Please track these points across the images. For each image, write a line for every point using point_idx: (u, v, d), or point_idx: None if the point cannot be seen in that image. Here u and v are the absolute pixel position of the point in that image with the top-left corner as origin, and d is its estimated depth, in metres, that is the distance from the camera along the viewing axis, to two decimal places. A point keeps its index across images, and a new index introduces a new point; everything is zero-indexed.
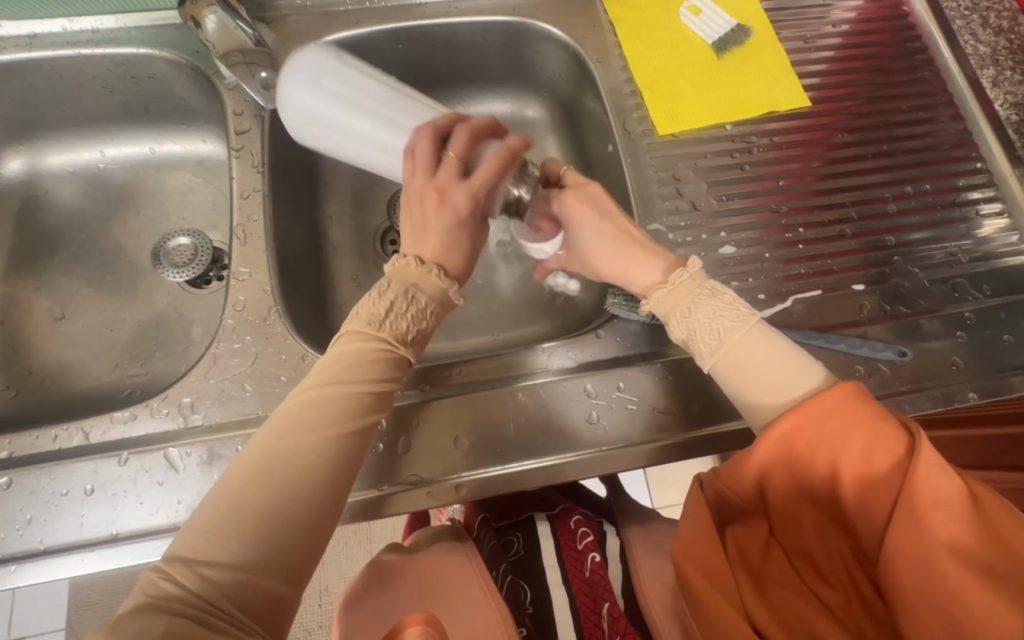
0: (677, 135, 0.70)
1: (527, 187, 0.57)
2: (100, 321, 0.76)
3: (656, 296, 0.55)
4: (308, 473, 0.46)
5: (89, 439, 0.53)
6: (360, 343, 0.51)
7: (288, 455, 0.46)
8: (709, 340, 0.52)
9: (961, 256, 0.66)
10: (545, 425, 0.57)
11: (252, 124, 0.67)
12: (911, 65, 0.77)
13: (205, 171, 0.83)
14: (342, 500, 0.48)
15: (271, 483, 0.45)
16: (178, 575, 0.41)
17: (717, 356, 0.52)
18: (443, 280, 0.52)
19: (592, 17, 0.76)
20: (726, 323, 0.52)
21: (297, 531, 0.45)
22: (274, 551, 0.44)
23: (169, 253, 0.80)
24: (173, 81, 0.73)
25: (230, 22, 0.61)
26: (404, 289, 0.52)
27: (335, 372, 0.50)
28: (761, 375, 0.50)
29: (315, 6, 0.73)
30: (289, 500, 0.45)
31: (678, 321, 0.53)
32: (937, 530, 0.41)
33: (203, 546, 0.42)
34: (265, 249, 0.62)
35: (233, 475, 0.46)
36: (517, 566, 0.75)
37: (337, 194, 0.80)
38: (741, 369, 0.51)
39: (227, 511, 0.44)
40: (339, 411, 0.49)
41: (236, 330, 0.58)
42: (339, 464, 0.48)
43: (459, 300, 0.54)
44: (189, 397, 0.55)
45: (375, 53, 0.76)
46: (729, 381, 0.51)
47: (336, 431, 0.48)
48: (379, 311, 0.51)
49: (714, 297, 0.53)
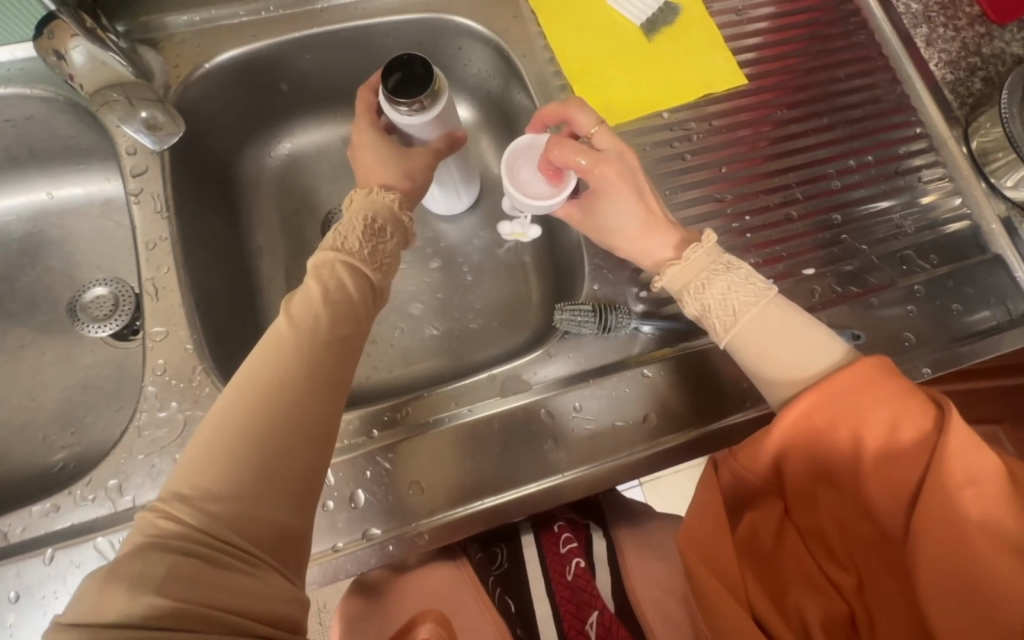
0: (614, 129, 0.67)
1: (404, 103, 0.55)
2: (19, 391, 0.70)
3: (669, 273, 0.55)
4: (287, 393, 0.43)
5: (8, 538, 0.49)
6: (326, 265, 0.51)
7: (268, 379, 0.43)
8: (724, 316, 0.52)
9: (908, 227, 0.66)
10: (503, 460, 0.55)
11: (150, 163, 0.61)
12: (845, 30, 0.75)
13: (115, 212, 0.76)
14: (335, 420, 0.45)
15: (252, 408, 0.41)
16: (172, 511, 0.38)
17: (732, 332, 0.51)
18: (387, 196, 0.55)
19: (512, 7, 0.70)
20: (742, 298, 0.51)
21: (291, 456, 0.41)
22: (270, 479, 0.40)
23: (86, 307, 0.73)
24: (55, 121, 0.65)
25: (102, 55, 0.55)
26: (359, 217, 0.54)
27: (306, 302, 0.48)
28: (780, 349, 0.49)
29: (204, 21, 0.66)
30: (276, 424, 0.41)
31: (693, 297, 0.53)
32: (963, 508, 0.40)
33: (193, 480, 0.39)
34: (182, 302, 0.57)
35: (214, 407, 0.42)
36: (505, 580, 0.71)
37: (265, 224, 0.75)
38: (757, 344, 0.50)
39: (211, 444, 0.40)
40: (314, 336, 0.46)
41: (160, 397, 0.54)
42: (323, 383, 0.45)
43: (411, 228, 0.58)
44: (115, 479, 0.51)
45: (281, 66, 0.69)
46: (745, 355, 0.51)
47: (315, 351, 0.45)
48: (341, 239, 0.53)
49: (728, 272, 0.53)
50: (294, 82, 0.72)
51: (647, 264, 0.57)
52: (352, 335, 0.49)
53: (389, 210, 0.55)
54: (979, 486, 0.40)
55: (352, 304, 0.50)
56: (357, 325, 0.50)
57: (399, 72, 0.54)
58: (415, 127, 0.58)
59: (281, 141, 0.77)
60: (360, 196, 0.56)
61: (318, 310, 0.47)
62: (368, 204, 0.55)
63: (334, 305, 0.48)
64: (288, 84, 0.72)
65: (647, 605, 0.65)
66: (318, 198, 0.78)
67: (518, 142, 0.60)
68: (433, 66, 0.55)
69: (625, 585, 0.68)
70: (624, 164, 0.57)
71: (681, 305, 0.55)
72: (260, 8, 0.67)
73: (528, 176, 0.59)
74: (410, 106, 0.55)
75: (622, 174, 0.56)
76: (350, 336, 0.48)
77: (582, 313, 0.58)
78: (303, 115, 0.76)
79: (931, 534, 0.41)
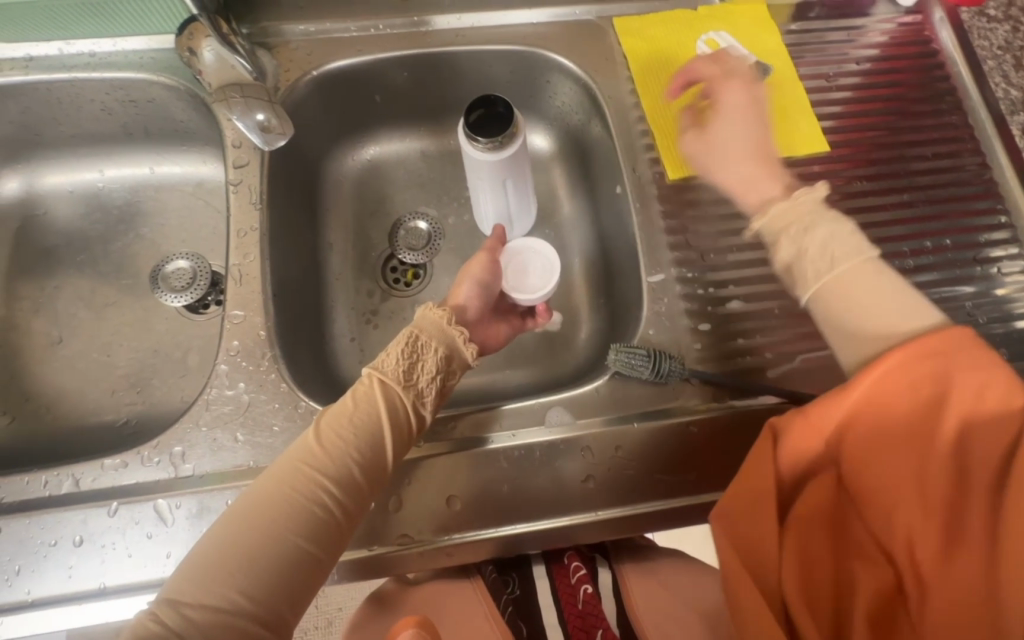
0: (689, 179, 0.67)
1: (485, 139, 0.57)
2: (97, 346, 0.75)
3: (770, 214, 0.56)
4: (293, 513, 0.48)
5: (80, 485, 0.53)
6: (364, 387, 0.54)
7: (284, 496, 0.48)
8: (820, 263, 0.51)
9: (979, 317, 0.64)
10: (539, 490, 0.56)
11: (251, 158, 0.65)
12: (936, 108, 0.74)
13: (205, 192, 0.81)
14: (330, 544, 0.48)
15: (259, 522, 0.47)
16: (160, 614, 0.43)
17: (824, 279, 0.50)
18: (442, 315, 0.57)
19: (605, 49, 0.73)
20: (842, 248, 0.51)
21: (281, 577, 0.46)
22: (256, 596, 0.45)
23: (167, 277, 0.79)
24: (172, 106, 0.71)
25: (229, 59, 0.60)
26: (409, 341, 0.55)
27: (337, 416, 0.52)
28: (872, 308, 0.48)
29: (319, 33, 0.71)
30: (275, 547, 0.46)
31: (790, 239, 0.53)
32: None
33: (190, 587, 0.44)
34: (262, 290, 0.61)
35: (229, 512, 0.48)
36: (518, 604, 0.71)
37: (339, 222, 0.79)
38: (847, 298, 0.49)
39: (216, 551, 0.45)
40: (333, 460, 0.50)
41: (230, 376, 0.57)
42: (331, 509, 0.49)
43: (475, 358, 0.58)
44: (180, 446, 0.55)
45: (378, 78, 0.74)
46: (832, 308, 0.50)
47: (327, 466, 0.50)
48: (404, 366, 0.55)
49: (835, 222, 0.53)
50: (388, 96, 0.76)
51: (750, 201, 0.59)
52: (375, 467, 0.51)
53: (436, 328, 0.57)
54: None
55: (376, 433, 0.52)
56: (381, 458, 0.52)
57: (484, 113, 0.57)
58: (488, 165, 0.60)
59: (366, 147, 0.81)
60: (426, 315, 0.57)
61: (343, 431, 0.51)
62: (420, 321, 0.57)
63: (360, 432, 0.51)
64: (382, 96, 0.76)
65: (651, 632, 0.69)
66: (392, 204, 0.81)
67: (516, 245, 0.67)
68: (513, 107, 0.57)
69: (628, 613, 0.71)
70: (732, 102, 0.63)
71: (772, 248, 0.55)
72: (370, 26, 0.72)
73: (521, 274, 0.65)
74: (491, 141, 0.57)
75: (736, 111, 0.62)
76: (370, 471, 0.51)
77: (638, 357, 0.59)
78: (390, 126, 0.80)
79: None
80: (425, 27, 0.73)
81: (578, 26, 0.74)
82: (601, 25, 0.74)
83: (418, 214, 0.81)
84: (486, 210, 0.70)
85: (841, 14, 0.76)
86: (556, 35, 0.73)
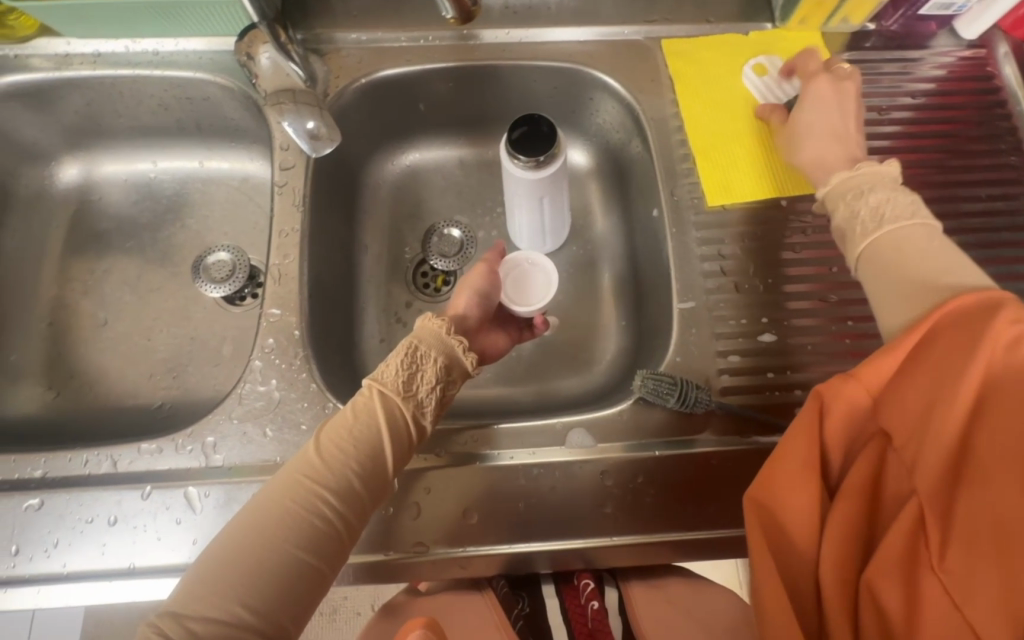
0: (729, 206, 0.67)
1: (523, 157, 0.58)
2: (139, 330, 0.78)
3: (833, 183, 0.55)
4: (294, 522, 0.48)
5: (117, 467, 0.55)
6: (364, 398, 0.54)
7: (284, 506, 0.48)
8: (870, 222, 0.50)
9: None
10: (554, 510, 0.56)
11: (297, 161, 0.67)
12: (994, 147, 0.71)
13: (250, 187, 0.84)
14: (331, 553, 0.49)
15: (261, 531, 0.47)
16: (165, 627, 0.42)
17: (874, 236, 0.49)
18: (439, 324, 0.57)
19: (651, 70, 0.73)
20: (897, 209, 0.49)
21: (284, 588, 0.46)
22: (258, 609, 0.45)
23: (208, 268, 0.82)
24: (225, 104, 0.74)
25: (284, 66, 0.62)
26: (410, 353, 0.56)
27: (338, 424, 0.53)
28: (919, 261, 0.45)
29: (370, 41, 0.73)
30: (276, 559, 0.46)
31: (845, 204, 0.53)
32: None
33: (192, 601, 0.44)
34: (299, 290, 0.63)
35: (232, 523, 0.48)
36: (528, 619, 0.74)
37: (374, 225, 0.80)
38: (893, 254, 0.47)
39: (219, 563, 0.45)
40: (333, 471, 0.50)
41: (263, 372, 0.59)
42: (332, 520, 0.49)
43: (476, 371, 0.59)
44: (212, 437, 0.57)
45: (422, 88, 0.75)
46: (878, 264, 0.48)
47: (327, 471, 0.50)
48: (406, 378, 0.55)
49: (892, 189, 0.51)
50: (431, 104, 0.78)
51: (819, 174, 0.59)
52: (374, 477, 0.52)
53: (435, 338, 0.57)
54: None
55: (376, 443, 0.52)
56: (381, 467, 0.53)
57: (521, 129, 0.58)
58: (527, 183, 0.60)
59: (406, 153, 0.82)
60: (426, 325, 0.58)
61: (343, 441, 0.52)
62: (420, 331, 0.57)
63: (360, 441, 0.52)
64: (426, 105, 0.78)
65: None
66: (427, 210, 0.82)
67: (516, 257, 0.69)
68: (557, 128, 0.58)
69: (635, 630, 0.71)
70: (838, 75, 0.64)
71: (831, 216, 0.55)
72: (419, 36, 0.73)
73: (519, 287, 0.68)
74: (529, 159, 0.58)
75: (820, 95, 0.63)
76: (371, 480, 0.52)
77: (664, 384, 0.58)
78: (431, 134, 0.82)
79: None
80: (473, 40, 0.73)
81: (624, 45, 0.74)
82: (648, 46, 0.74)
83: (452, 222, 0.82)
84: (520, 226, 0.71)
85: (899, 45, 0.74)
86: (603, 53, 0.73)
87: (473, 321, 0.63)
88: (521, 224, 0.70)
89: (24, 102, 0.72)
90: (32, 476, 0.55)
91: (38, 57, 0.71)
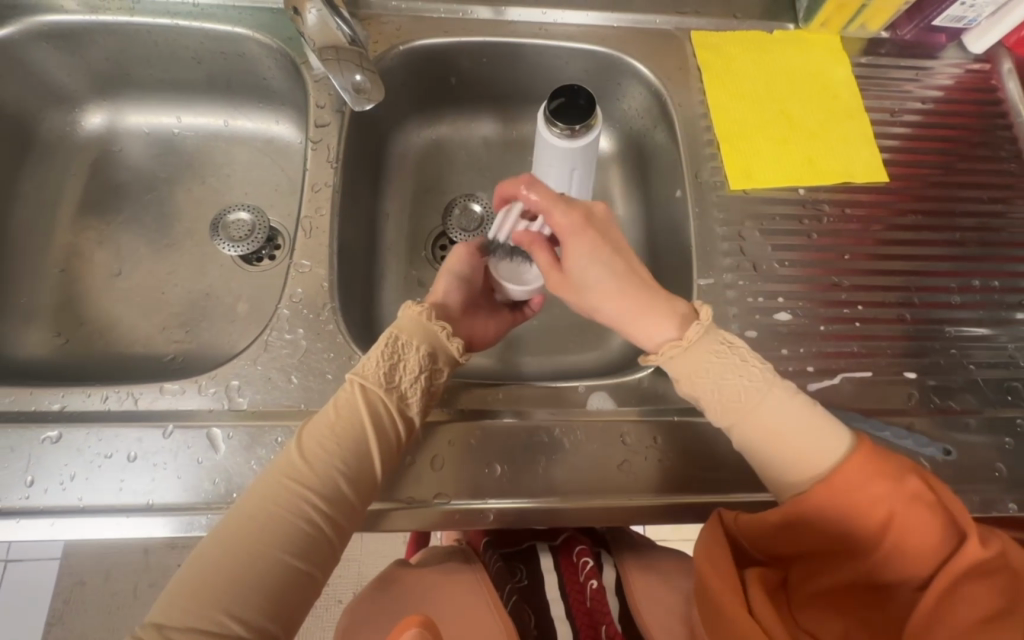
0: (750, 191, 0.69)
1: (562, 127, 0.60)
2: (152, 283, 0.77)
3: (669, 353, 0.53)
4: (275, 524, 0.48)
5: (137, 405, 0.55)
6: (346, 394, 0.54)
7: (270, 512, 0.48)
8: (729, 408, 0.52)
9: (1019, 359, 0.66)
10: (574, 467, 0.57)
11: (332, 120, 0.69)
12: (996, 154, 0.75)
13: (274, 149, 0.84)
14: (317, 547, 0.49)
15: (241, 538, 0.47)
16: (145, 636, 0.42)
17: (739, 424, 0.51)
18: (422, 312, 0.57)
19: (679, 59, 0.76)
20: (744, 387, 0.52)
21: (274, 597, 0.46)
22: (247, 619, 0.44)
23: (227, 226, 0.81)
24: (260, 62, 0.75)
25: (330, 20, 0.62)
26: (390, 351, 0.55)
27: (320, 422, 0.52)
28: (784, 445, 0.50)
29: (409, 11, 0.75)
30: (264, 565, 0.46)
31: (692, 380, 0.53)
32: (983, 584, 0.43)
33: (175, 611, 0.43)
34: (329, 244, 0.63)
35: (212, 533, 0.47)
36: (523, 593, 0.73)
37: (398, 193, 0.81)
38: (763, 440, 0.51)
39: (199, 573, 0.45)
40: (319, 473, 0.50)
41: (290, 321, 0.59)
42: (320, 523, 0.49)
43: (465, 361, 0.59)
44: (236, 380, 0.57)
45: (455, 61, 0.77)
46: (756, 444, 0.51)
47: (308, 473, 0.50)
48: (390, 372, 0.55)
49: (730, 351, 0.53)
50: (463, 79, 0.79)
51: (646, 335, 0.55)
52: (362, 477, 0.52)
53: (418, 327, 0.57)
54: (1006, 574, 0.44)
55: (359, 438, 0.52)
56: (367, 461, 0.52)
57: (562, 98, 0.60)
58: (562, 152, 0.62)
59: (433, 126, 0.83)
60: (409, 314, 0.58)
61: (326, 440, 0.52)
62: (403, 321, 0.57)
63: (344, 441, 0.52)
64: (457, 79, 0.79)
65: (653, 624, 0.68)
66: (449, 184, 0.83)
67: None
68: (595, 100, 0.59)
69: (635, 618, 0.69)
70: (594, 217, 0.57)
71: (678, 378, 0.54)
72: (458, 10, 0.76)
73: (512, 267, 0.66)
74: (569, 130, 0.60)
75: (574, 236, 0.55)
76: (359, 480, 0.52)
77: None
78: (460, 109, 0.83)
79: (955, 603, 0.43)
80: (508, 18, 0.76)
81: (654, 34, 0.77)
82: (678, 36, 0.77)
83: (473, 197, 0.83)
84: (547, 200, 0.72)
85: (911, 53, 0.78)
86: (634, 40, 0.76)
87: (456, 307, 0.63)
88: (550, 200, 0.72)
89: (56, 44, 0.72)
90: (49, 408, 0.54)
91: None
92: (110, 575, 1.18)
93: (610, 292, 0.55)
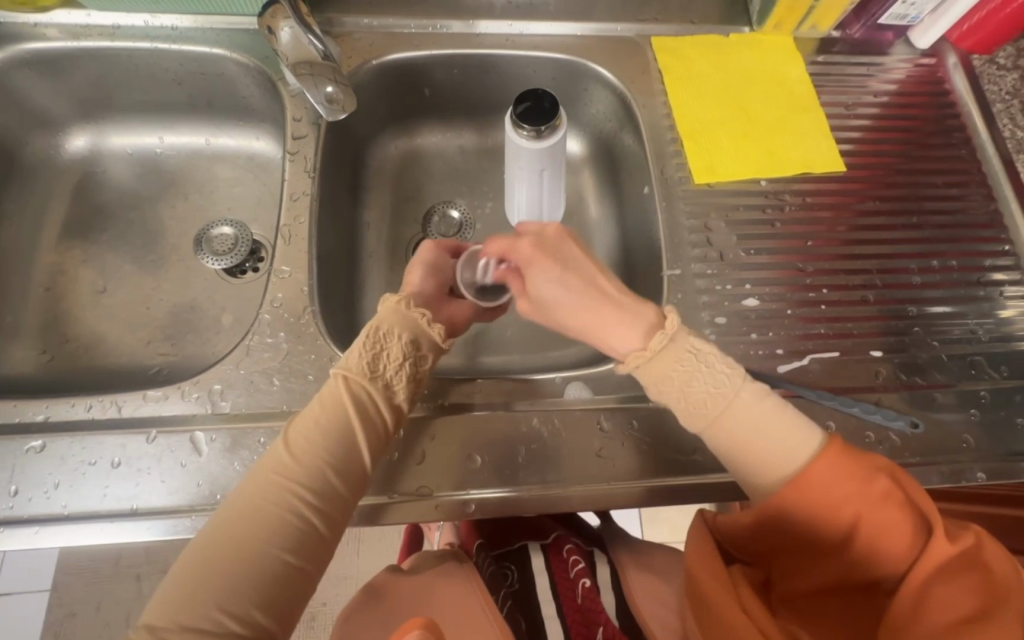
0: (714, 185, 0.72)
1: (528, 128, 0.62)
2: (137, 298, 0.78)
3: (638, 362, 0.54)
4: (263, 517, 0.48)
5: (121, 412, 0.56)
6: (330, 388, 0.54)
7: (259, 508, 0.48)
8: (701, 412, 0.52)
9: (981, 335, 0.68)
10: (553, 454, 0.58)
11: (309, 131, 0.72)
12: (948, 142, 0.79)
13: (254, 165, 0.86)
14: (306, 536, 0.49)
15: (230, 534, 0.47)
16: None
17: (711, 426, 0.52)
18: (401, 303, 0.58)
19: (641, 64, 0.79)
20: (714, 392, 0.52)
21: (268, 587, 0.46)
22: (240, 615, 0.45)
23: (210, 241, 0.82)
24: (239, 81, 0.78)
25: (302, 36, 0.66)
26: (371, 342, 0.56)
27: (305, 417, 0.53)
28: (755, 445, 0.51)
29: (381, 27, 0.78)
30: (255, 558, 0.46)
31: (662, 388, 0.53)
32: (959, 578, 0.44)
33: (168, 610, 0.44)
34: (308, 250, 0.65)
35: (203, 531, 0.48)
36: (516, 597, 0.73)
37: (377, 202, 0.83)
38: (736, 439, 0.51)
39: (190, 570, 0.45)
40: (306, 467, 0.50)
41: (271, 325, 0.61)
42: (309, 514, 0.49)
43: (449, 346, 0.60)
44: (219, 384, 0.58)
45: (428, 74, 0.80)
46: (727, 446, 0.52)
47: (293, 466, 0.50)
48: (373, 362, 0.55)
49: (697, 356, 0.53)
50: (436, 91, 0.82)
51: (611, 347, 0.56)
52: (351, 469, 0.52)
53: (398, 315, 0.58)
54: (980, 571, 0.45)
55: (344, 427, 0.53)
56: (353, 449, 0.53)
57: (526, 100, 0.62)
58: (530, 152, 0.65)
59: (410, 137, 0.86)
60: (390, 306, 0.58)
61: (310, 432, 0.52)
62: (383, 312, 0.58)
63: (330, 433, 0.52)
64: (430, 90, 0.82)
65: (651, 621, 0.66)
66: (427, 193, 0.85)
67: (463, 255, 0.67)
68: (559, 103, 0.62)
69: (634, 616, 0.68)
70: (546, 241, 0.59)
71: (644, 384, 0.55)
72: (428, 24, 0.79)
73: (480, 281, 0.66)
74: (533, 130, 0.62)
75: (543, 264, 0.58)
76: (347, 473, 0.52)
77: None
78: (436, 120, 0.86)
79: (934, 596, 0.44)
80: (476, 31, 0.79)
81: (616, 41, 0.80)
82: (640, 43, 0.81)
83: (451, 203, 0.85)
84: (520, 201, 0.74)
85: (862, 50, 0.82)
86: (598, 47, 0.80)
87: (429, 293, 0.64)
88: (523, 199, 0.73)
89: (39, 70, 0.75)
90: (34, 419, 0.55)
91: (54, 27, 0.74)
92: (101, 605, 1.16)
93: (570, 308, 0.57)
